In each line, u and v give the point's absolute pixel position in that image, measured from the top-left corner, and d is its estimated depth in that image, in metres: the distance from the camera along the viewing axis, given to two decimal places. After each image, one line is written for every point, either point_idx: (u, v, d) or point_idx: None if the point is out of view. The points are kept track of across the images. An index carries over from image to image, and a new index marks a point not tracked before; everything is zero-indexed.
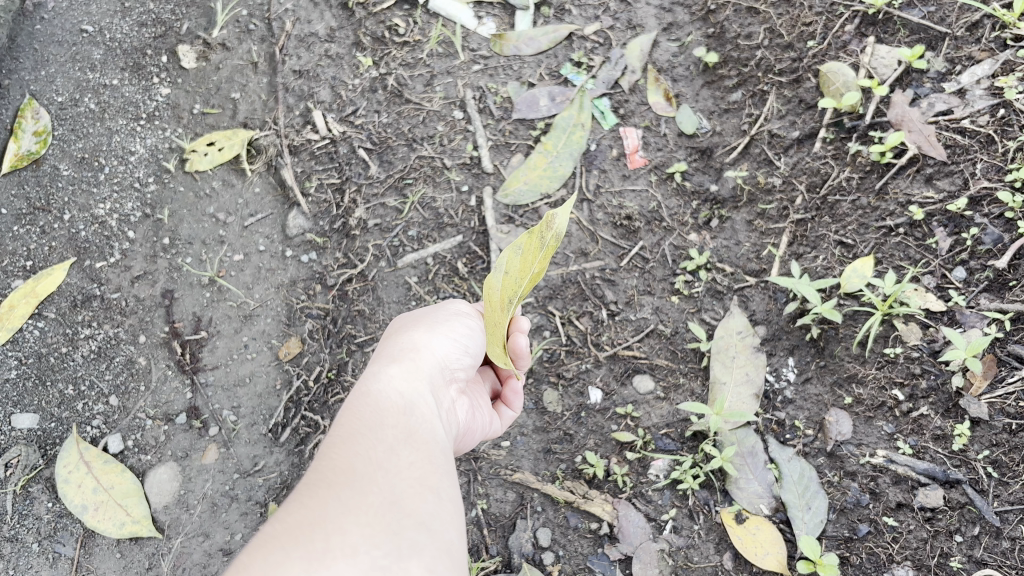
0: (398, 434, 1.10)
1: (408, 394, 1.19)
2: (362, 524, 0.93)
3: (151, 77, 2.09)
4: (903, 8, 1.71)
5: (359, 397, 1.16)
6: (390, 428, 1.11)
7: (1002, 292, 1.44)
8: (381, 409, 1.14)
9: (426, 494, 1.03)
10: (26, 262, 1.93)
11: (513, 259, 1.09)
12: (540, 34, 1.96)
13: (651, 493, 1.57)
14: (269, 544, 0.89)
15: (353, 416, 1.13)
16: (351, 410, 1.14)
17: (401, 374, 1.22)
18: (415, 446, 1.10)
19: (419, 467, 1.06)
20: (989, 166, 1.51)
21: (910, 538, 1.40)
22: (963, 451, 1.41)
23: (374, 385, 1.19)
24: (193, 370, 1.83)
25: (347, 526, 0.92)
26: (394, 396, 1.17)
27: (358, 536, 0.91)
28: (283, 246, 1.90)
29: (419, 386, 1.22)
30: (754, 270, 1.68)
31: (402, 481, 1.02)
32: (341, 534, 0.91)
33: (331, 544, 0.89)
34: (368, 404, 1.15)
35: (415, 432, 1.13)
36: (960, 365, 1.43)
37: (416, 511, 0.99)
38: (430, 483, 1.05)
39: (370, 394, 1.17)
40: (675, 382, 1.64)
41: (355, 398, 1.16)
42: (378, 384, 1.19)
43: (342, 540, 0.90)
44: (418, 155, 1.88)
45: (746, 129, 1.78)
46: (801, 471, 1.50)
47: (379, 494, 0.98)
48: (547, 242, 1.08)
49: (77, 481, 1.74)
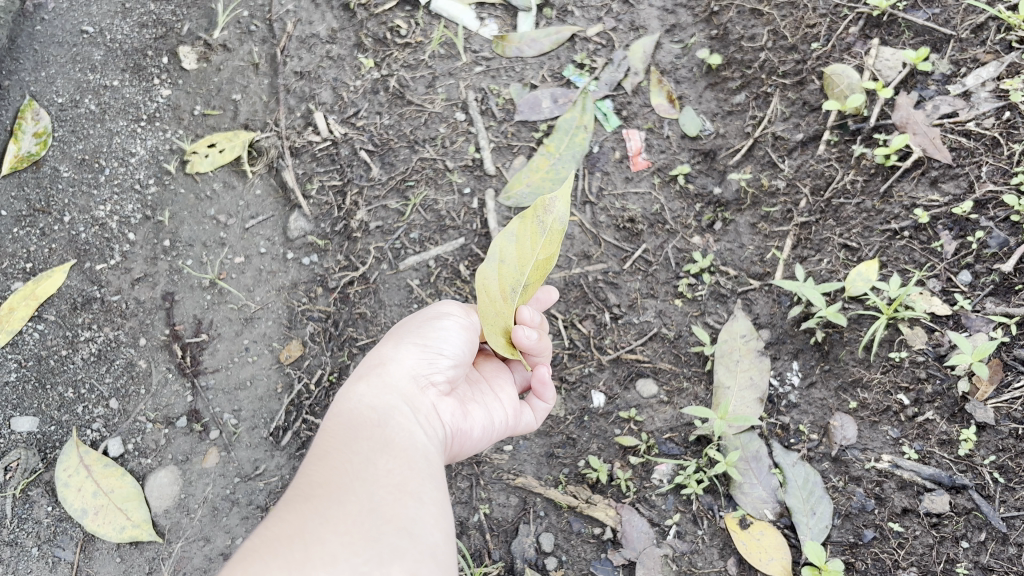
0: (374, 445, 1.10)
1: (383, 406, 1.18)
2: (341, 533, 0.93)
3: (151, 78, 2.08)
4: (907, 10, 1.70)
5: (335, 418, 1.17)
6: (366, 440, 1.10)
7: (1008, 296, 1.44)
8: (356, 424, 1.14)
9: (408, 500, 1.02)
10: (26, 264, 1.93)
11: (505, 246, 1.18)
12: (543, 36, 1.95)
13: (654, 497, 1.56)
14: (248, 558, 0.89)
15: (330, 436, 1.13)
16: (327, 431, 1.14)
17: (372, 390, 1.21)
18: (394, 455, 1.10)
19: (398, 475, 1.06)
20: (994, 169, 1.50)
21: (916, 544, 1.39)
22: (969, 456, 1.39)
23: (349, 403, 1.19)
24: (193, 373, 1.82)
25: (326, 536, 0.92)
26: (369, 410, 1.17)
27: (338, 544, 0.91)
28: (284, 248, 1.90)
29: (391, 397, 1.20)
30: (757, 273, 1.67)
31: (381, 491, 1.02)
32: (320, 544, 0.91)
33: (311, 553, 0.89)
34: (343, 422, 1.15)
35: (392, 441, 1.12)
36: (965, 369, 1.42)
37: (396, 517, 0.99)
38: (410, 490, 1.05)
39: (343, 413, 1.17)
40: (678, 386, 1.63)
41: (331, 420, 1.17)
42: (351, 402, 1.19)
43: (322, 548, 0.90)
44: (420, 157, 1.87)
45: (750, 131, 1.77)
46: (806, 476, 1.49)
47: (356, 504, 0.98)
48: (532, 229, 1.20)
49: (77, 485, 1.73)
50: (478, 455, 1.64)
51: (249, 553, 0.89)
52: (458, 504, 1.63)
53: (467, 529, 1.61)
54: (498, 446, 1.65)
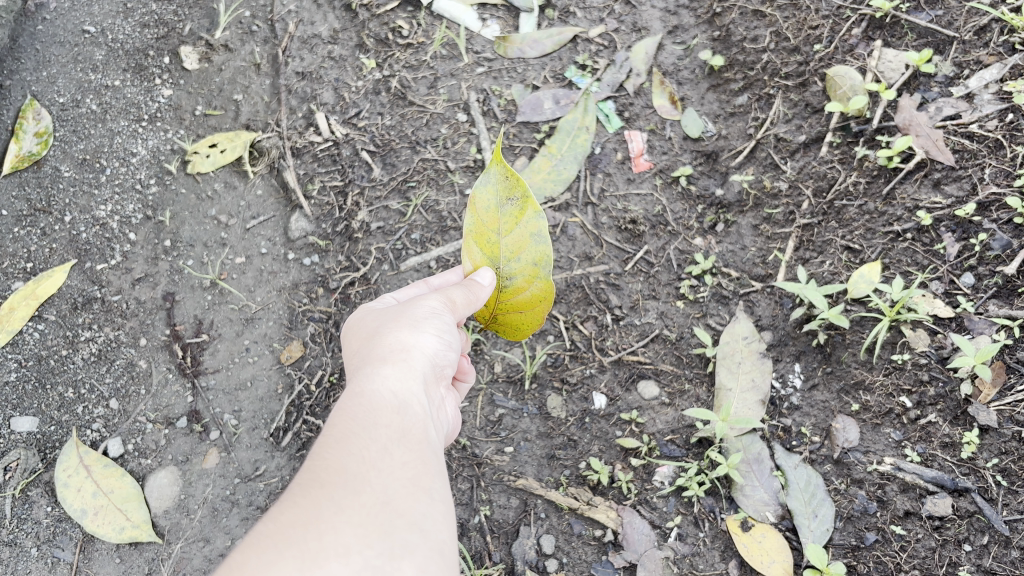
0: (392, 434, 1.06)
1: (401, 394, 1.13)
2: (355, 524, 0.90)
3: (153, 78, 2.08)
4: (910, 11, 1.69)
5: (351, 398, 1.10)
6: (384, 427, 1.06)
7: (1011, 298, 1.43)
8: (374, 408, 1.09)
9: (420, 496, 1.00)
10: (26, 264, 1.92)
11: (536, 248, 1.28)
12: (545, 37, 1.95)
13: (655, 500, 1.55)
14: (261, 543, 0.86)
15: (344, 415, 1.07)
16: (343, 409, 1.08)
17: (394, 376, 1.15)
18: (409, 446, 1.06)
19: (413, 467, 1.03)
20: (997, 171, 1.49)
21: (919, 547, 1.38)
22: (972, 459, 1.39)
23: (367, 385, 1.12)
24: (194, 374, 1.82)
25: (340, 525, 0.89)
26: (387, 395, 1.12)
27: (352, 536, 0.89)
28: (285, 249, 1.89)
29: (413, 387, 1.16)
30: (760, 275, 1.66)
31: (395, 483, 0.98)
32: (333, 534, 0.88)
33: (325, 543, 0.86)
34: (361, 404, 1.09)
35: (409, 430, 1.09)
36: (968, 372, 1.41)
37: (409, 513, 0.96)
38: (423, 485, 1.02)
39: (361, 395, 1.10)
40: (680, 388, 1.63)
41: (347, 398, 1.11)
42: (369, 385, 1.12)
43: (336, 539, 0.87)
44: (422, 157, 1.87)
45: (751, 133, 1.77)
46: (808, 479, 1.48)
47: (370, 494, 0.95)
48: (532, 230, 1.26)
49: (76, 485, 1.73)
50: (479, 456, 1.64)
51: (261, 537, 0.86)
52: (458, 505, 1.62)
53: (467, 531, 1.60)
54: (499, 447, 1.65)
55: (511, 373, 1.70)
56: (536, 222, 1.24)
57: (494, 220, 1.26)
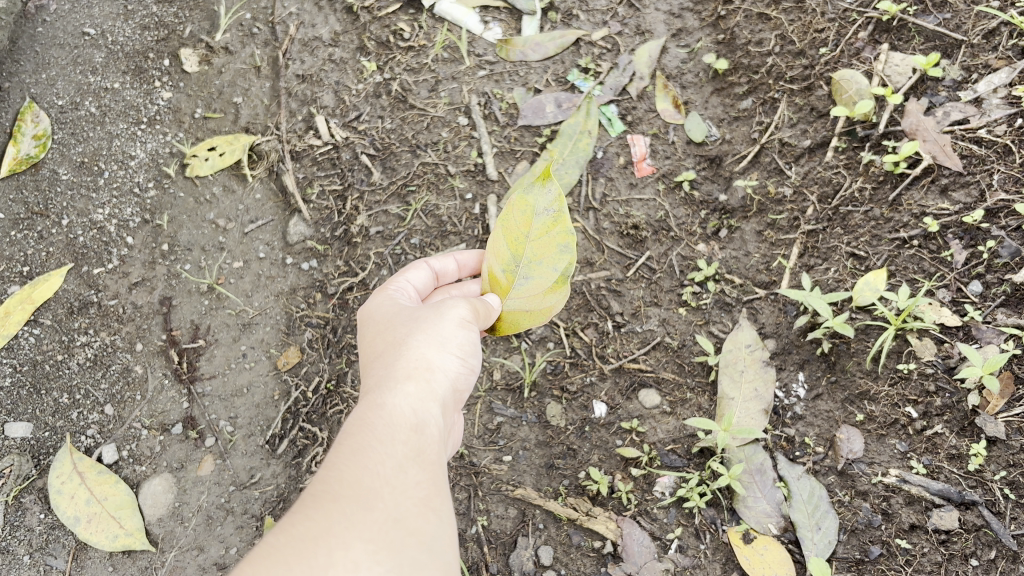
0: (409, 451, 1.03)
1: (421, 411, 1.09)
2: (366, 540, 0.89)
3: (152, 81, 2.07)
4: (918, 15, 1.66)
5: (367, 410, 1.06)
6: (400, 444, 1.03)
7: (1019, 307, 1.40)
8: (393, 423, 1.05)
9: (431, 515, 0.98)
10: (24, 268, 1.92)
11: (537, 266, 1.33)
12: (547, 40, 1.93)
13: (656, 511, 1.52)
14: (271, 555, 0.86)
15: (359, 427, 1.04)
16: (359, 420, 1.05)
17: (416, 393, 1.10)
18: (424, 465, 1.03)
19: (426, 486, 1.00)
20: (1006, 178, 1.46)
21: (924, 561, 1.35)
22: (979, 471, 1.36)
23: (387, 399, 1.07)
24: (190, 380, 1.81)
25: (350, 541, 0.88)
26: (407, 412, 1.07)
27: (362, 552, 0.87)
28: (283, 254, 1.88)
29: (432, 406, 1.11)
30: (763, 282, 1.63)
31: (407, 503, 0.96)
32: (343, 549, 0.87)
33: (334, 559, 0.85)
34: (379, 417, 1.05)
35: (425, 450, 1.05)
36: (975, 383, 1.39)
37: (420, 531, 0.94)
38: (435, 506, 1.00)
39: (380, 409, 1.06)
40: (681, 397, 1.60)
41: (364, 409, 1.06)
42: (389, 399, 1.07)
43: (345, 555, 0.86)
44: (422, 161, 1.85)
45: (757, 137, 1.74)
46: (811, 490, 1.45)
47: (381, 510, 0.93)
48: (547, 245, 1.31)
49: (70, 492, 1.71)
50: (477, 465, 1.62)
51: (272, 551, 0.86)
52: (456, 515, 1.60)
53: (465, 541, 1.58)
54: (497, 456, 1.63)
55: (510, 381, 1.68)
56: (558, 231, 1.29)
57: (527, 223, 1.31)
